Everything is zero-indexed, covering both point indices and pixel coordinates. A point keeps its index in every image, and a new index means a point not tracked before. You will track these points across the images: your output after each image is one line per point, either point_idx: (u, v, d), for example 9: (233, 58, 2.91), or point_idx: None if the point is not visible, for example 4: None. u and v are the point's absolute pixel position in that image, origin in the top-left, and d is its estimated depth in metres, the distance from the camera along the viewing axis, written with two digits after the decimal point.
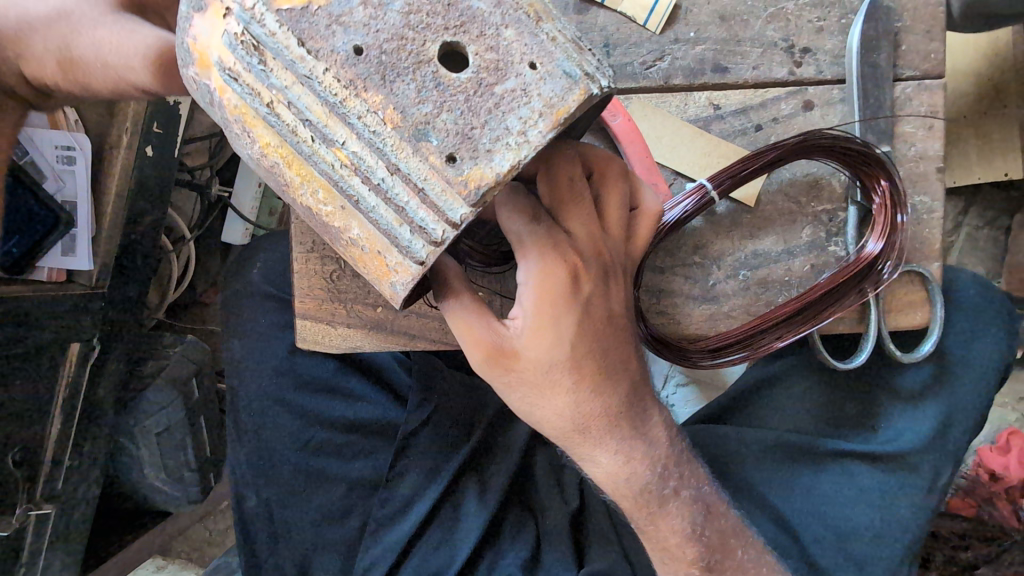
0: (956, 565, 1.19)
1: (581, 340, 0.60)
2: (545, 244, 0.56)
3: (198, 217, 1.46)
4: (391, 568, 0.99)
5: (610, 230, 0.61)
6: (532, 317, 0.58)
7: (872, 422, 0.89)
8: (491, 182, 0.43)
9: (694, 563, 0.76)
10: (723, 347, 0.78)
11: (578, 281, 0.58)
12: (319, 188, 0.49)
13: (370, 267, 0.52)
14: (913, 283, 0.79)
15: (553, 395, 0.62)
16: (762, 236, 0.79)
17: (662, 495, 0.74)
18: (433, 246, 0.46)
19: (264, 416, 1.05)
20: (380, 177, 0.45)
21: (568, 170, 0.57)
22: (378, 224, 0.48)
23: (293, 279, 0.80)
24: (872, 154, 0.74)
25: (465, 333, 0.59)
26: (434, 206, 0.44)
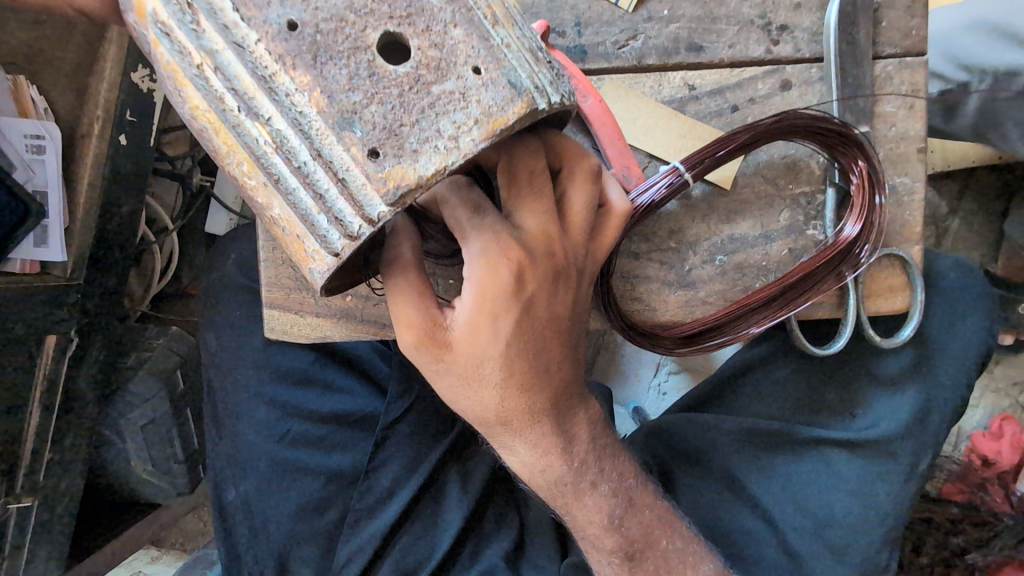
0: (947, 550, 1.16)
1: (518, 338, 0.58)
2: (492, 235, 0.54)
3: (180, 207, 1.43)
4: (371, 559, 0.98)
5: (568, 229, 0.59)
6: (473, 307, 0.56)
7: (851, 409, 0.88)
8: (412, 183, 0.41)
9: (609, 554, 0.76)
10: (698, 334, 0.77)
11: (525, 280, 0.56)
12: (243, 160, 0.46)
13: (290, 250, 0.48)
14: (894, 267, 0.77)
15: (481, 389, 0.61)
16: (738, 220, 0.78)
17: (578, 488, 0.74)
18: (349, 240, 0.44)
19: (243, 408, 1.04)
20: (302, 160, 0.43)
21: (529, 164, 0.55)
22: (296, 207, 0.45)
23: (261, 269, 0.78)
24: (849, 134, 0.72)
25: (399, 319, 0.57)
26: (353, 197, 0.42)
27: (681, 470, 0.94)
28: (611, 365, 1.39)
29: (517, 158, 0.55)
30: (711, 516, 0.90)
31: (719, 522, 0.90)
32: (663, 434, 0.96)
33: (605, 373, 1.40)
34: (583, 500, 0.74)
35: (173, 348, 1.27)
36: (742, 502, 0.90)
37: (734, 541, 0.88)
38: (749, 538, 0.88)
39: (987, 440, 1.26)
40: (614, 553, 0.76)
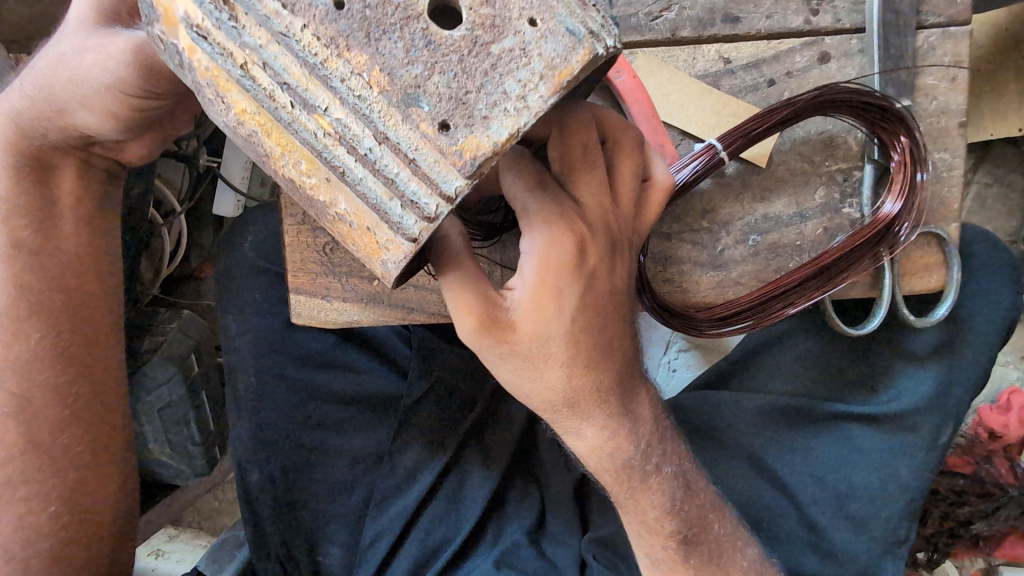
0: (953, 520, 1.15)
1: (581, 313, 0.58)
2: (551, 212, 0.54)
3: (187, 189, 1.42)
4: (396, 539, 0.99)
5: (619, 202, 0.59)
6: (531, 287, 0.56)
7: (872, 383, 0.87)
8: (487, 152, 0.39)
9: (668, 537, 0.74)
10: (738, 313, 0.76)
11: (584, 252, 0.56)
12: (302, 158, 0.44)
13: (360, 245, 0.47)
14: (930, 246, 0.76)
15: (547, 369, 0.60)
16: (774, 198, 0.76)
17: (645, 470, 0.71)
18: (426, 223, 0.42)
19: (263, 392, 1.02)
20: (367, 148, 0.41)
21: (582, 138, 0.55)
22: (366, 197, 0.43)
23: (284, 253, 0.77)
24: (891, 108, 0.70)
25: (458, 306, 0.56)
26: (427, 177, 0.40)
27: (699, 446, 0.92)
28: None
29: (569, 134, 0.55)
30: (736, 492, 0.89)
31: (745, 500, 0.89)
32: (678, 412, 0.95)
33: None
34: (613, 484, 0.73)
35: (188, 333, 1.27)
36: (764, 479, 0.89)
37: (762, 518, 0.88)
38: (771, 512, 0.88)
39: (994, 414, 1.23)
40: (649, 533, 0.75)
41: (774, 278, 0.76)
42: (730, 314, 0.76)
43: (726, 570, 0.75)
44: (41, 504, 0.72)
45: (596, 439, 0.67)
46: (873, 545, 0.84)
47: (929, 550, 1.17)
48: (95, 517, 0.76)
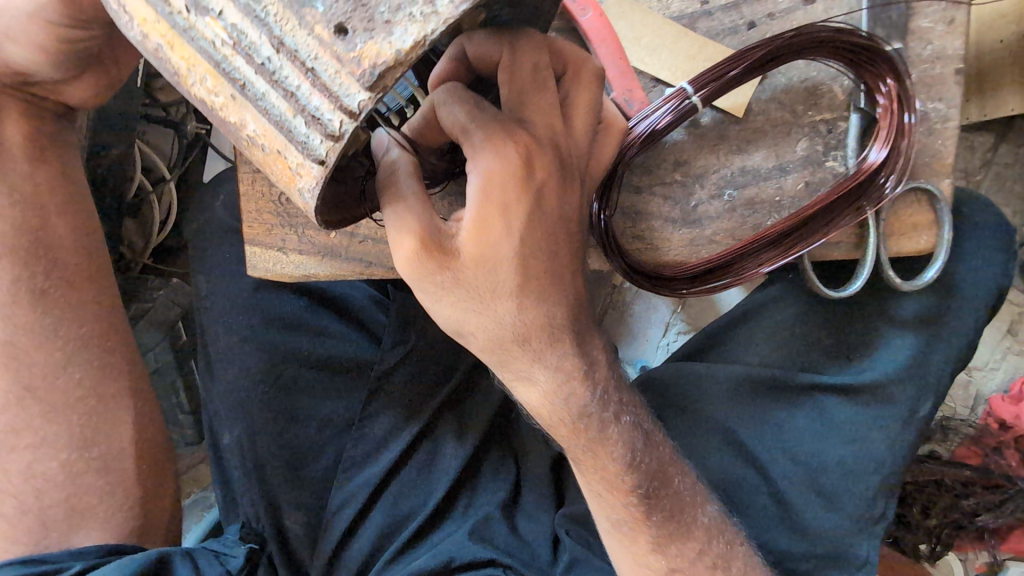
0: (957, 511, 1.11)
1: (529, 238, 0.54)
2: (494, 133, 0.51)
3: (177, 154, 1.37)
4: (363, 506, 0.97)
5: (573, 128, 0.56)
6: (474, 211, 0.53)
7: (847, 353, 0.83)
8: (389, 60, 0.35)
9: (630, 491, 0.70)
10: (710, 271, 0.72)
11: (532, 172, 0.53)
12: (206, 73, 0.41)
13: (275, 172, 0.43)
14: (921, 204, 0.71)
15: (493, 300, 0.56)
16: (751, 150, 0.71)
17: (605, 428, 0.68)
18: (331, 143, 0.38)
19: (233, 353, 1.00)
20: (265, 57, 0.38)
21: (532, 58, 0.53)
22: (270, 114, 0.40)
23: (240, 203, 0.75)
24: (877, 49, 0.66)
25: (398, 231, 0.54)
26: (327, 89, 0.37)
27: (672, 418, 0.89)
28: (618, 322, 1.35)
29: (519, 54, 0.53)
30: (706, 465, 0.86)
31: (714, 471, 0.86)
32: (652, 384, 0.92)
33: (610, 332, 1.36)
34: (575, 446, 0.70)
35: (176, 300, 1.26)
36: (733, 452, 0.85)
37: (730, 491, 0.85)
38: (741, 484, 0.84)
39: (1005, 403, 1.12)
40: (612, 502, 0.71)
41: (748, 236, 0.71)
42: (701, 272, 0.72)
43: (686, 527, 0.72)
44: (46, 451, 0.74)
45: (548, 384, 0.64)
46: (845, 522, 0.80)
47: (931, 542, 1.14)
48: (115, 462, 0.77)
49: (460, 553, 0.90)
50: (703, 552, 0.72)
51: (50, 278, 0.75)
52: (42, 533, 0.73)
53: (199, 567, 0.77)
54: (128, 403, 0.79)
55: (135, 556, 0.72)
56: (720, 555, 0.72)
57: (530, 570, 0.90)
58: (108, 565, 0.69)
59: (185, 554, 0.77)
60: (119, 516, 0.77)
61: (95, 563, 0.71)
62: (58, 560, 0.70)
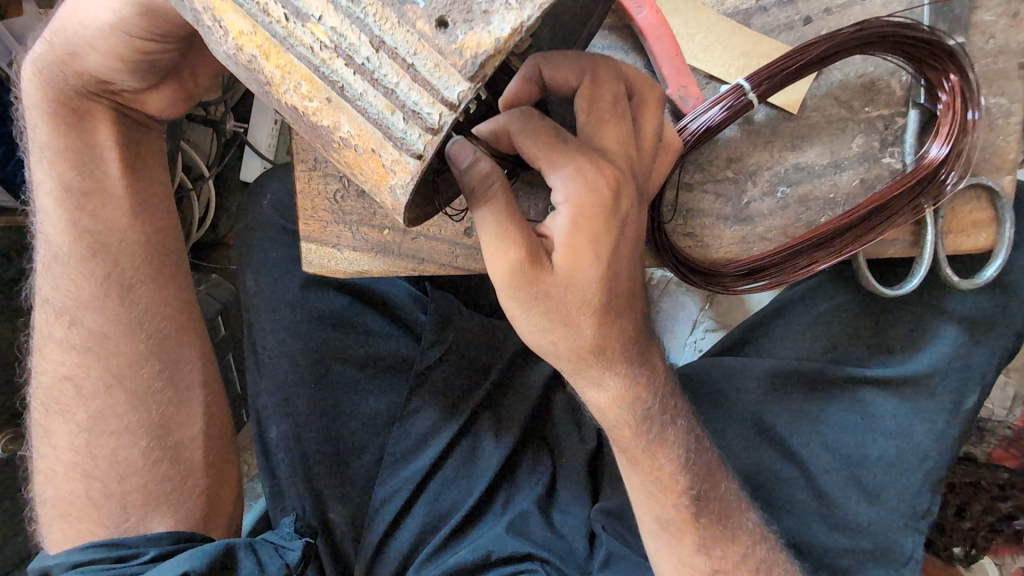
0: (994, 515, 1.08)
1: (614, 261, 0.57)
2: (582, 161, 0.54)
3: (215, 152, 1.39)
4: (405, 502, 0.98)
5: (643, 152, 0.59)
6: (566, 235, 0.55)
7: (887, 345, 0.82)
8: (489, 49, 0.37)
9: (682, 492, 0.70)
10: (758, 269, 0.71)
11: (618, 204, 0.55)
12: (301, 79, 0.43)
13: (367, 171, 0.44)
14: (979, 201, 0.69)
15: (575, 319, 0.58)
16: (806, 146, 0.71)
17: (661, 424, 0.69)
18: (430, 136, 0.40)
19: (279, 347, 1.02)
20: (364, 57, 0.40)
21: (611, 88, 0.56)
22: (366, 114, 0.42)
23: (295, 200, 0.77)
24: (939, 43, 0.65)
25: (496, 252, 0.55)
26: (427, 84, 0.39)
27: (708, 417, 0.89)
28: None
29: (598, 84, 0.56)
30: (745, 462, 0.86)
31: (755, 469, 0.85)
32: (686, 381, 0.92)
33: None
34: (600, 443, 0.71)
35: (215, 295, 1.29)
36: (775, 449, 0.85)
37: (770, 489, 0.84)
38: (780, 482, 0.84)
39: None
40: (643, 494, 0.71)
41: (800, 234, 0.71)
42: (748, 270, 0.72)
43: (733, 531, 0.72)
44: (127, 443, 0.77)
45: (617, 390, 0.65)
46: (890, 519, 0.79)
47: (966, 545, 1.11)
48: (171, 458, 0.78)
49: (499, 547, 0.92)
50: (748, 552, 0.72)
51: (135, 276, 0.78)
52: (121, 517, 0.75)
53: (261, 561, 0.76)
54: (194, 402, 0.82)
55: (204, 546, 0.72)
56: (762, 560, 0.71)
57: (567, 566, 0.91)
58: (181, 554, 0.70)
59: (247, 545, 0.77)
60: (188, 506, 0.79)
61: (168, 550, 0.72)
62: (135, 545, 0.72)
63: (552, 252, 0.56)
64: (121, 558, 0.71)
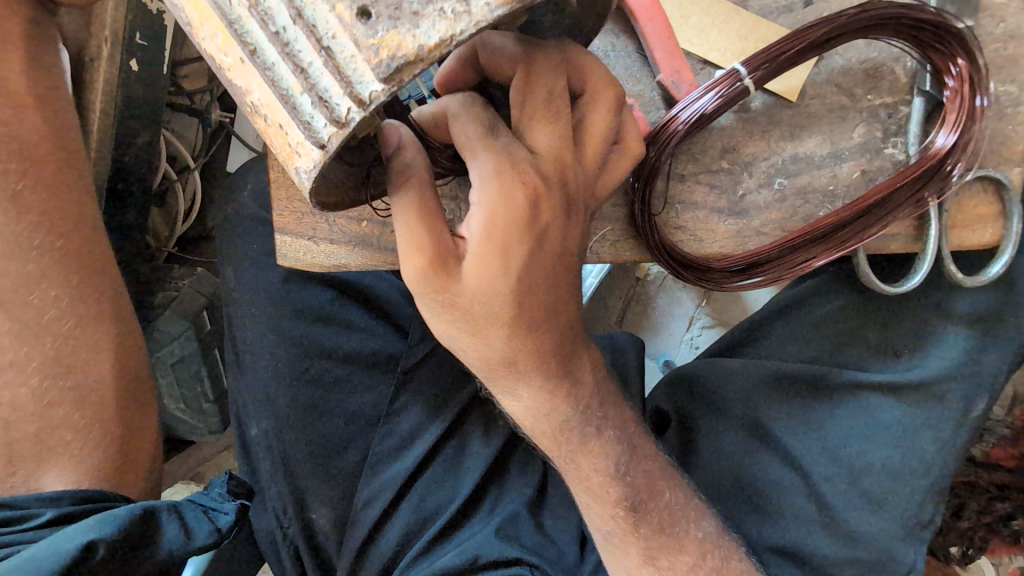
0: (991, 515, 1.06)
1: (526, 276, 0.53)
2: (502, 160, 0.50)
3: (202, 144, 1.34)
4: (389, 503, 0.95)
5: (584, 156, 0.54)
6: (476, 244, 0.51)
7: (895, 349, 0.79)
8: (409, 54, 0.37)
9: (616, 504, 0.69)
10: (749, 267, 0.68)
11: (537, 214, 0.51)
12: (218, 31, 0.43)
13: (277, 146, 0.44)
14: (986, 193, 0.66)
15: (486, 328, 0.55)
16: (805, 136, 0.68)
17: (583, 434, 0.68)
18: (335, 128, 0.40)
19: (260, 342, 0.99)
20: (281, 25, 0.40)
21: (546, 85, 0.51)
22: (277, 85, 0.41)
23: (270, 190, 0.73)
24: (947, 26, 0.62)
25: (407, 246, 0.52)
26: (340, 72, 0.38)
27: (704, 420, 0.86)
28: (642, 317, 1.33)
29: (535, 78, 0.51)
30: (736, 464, 0.83)
31: (752, 476, 0.82)
32: (685, 380, 0.90)
33: (635, 327, 1.33)
34: (565, 441, 0.69)
35: (201, 289, 1.24)
36: (770, 451, 0.82)
37: (764, 493, 0.81)
38: (775, 487, 0.81)
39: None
40: (606, 491, 0.69)
41: (798, 227, 0.68)
42: (738, 267, 0.69)
43: (680, 540, 0.70)
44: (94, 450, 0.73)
45: (530, 401, 0.64)
46: (894, 528, 0.76)
47: (964, 545, 1.10)
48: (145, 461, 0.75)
49: (487, 551, 0.88)
50: (699, 561, 0.70)
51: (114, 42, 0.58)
52: None
53: (188, 526, 0.72)
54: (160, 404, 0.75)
55: (118, 510, 0.67)
56: (715, 569, 0.69)
57: (557, 571, 0.88)
58: (90, 518, 0.66)
59: (172, 507, 0.72)
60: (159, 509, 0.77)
61: (68, 511, 0.68)
62: (27, 506, 0.67)
63: (461, 256, 0.53)
64: (8, 521, 0.65)
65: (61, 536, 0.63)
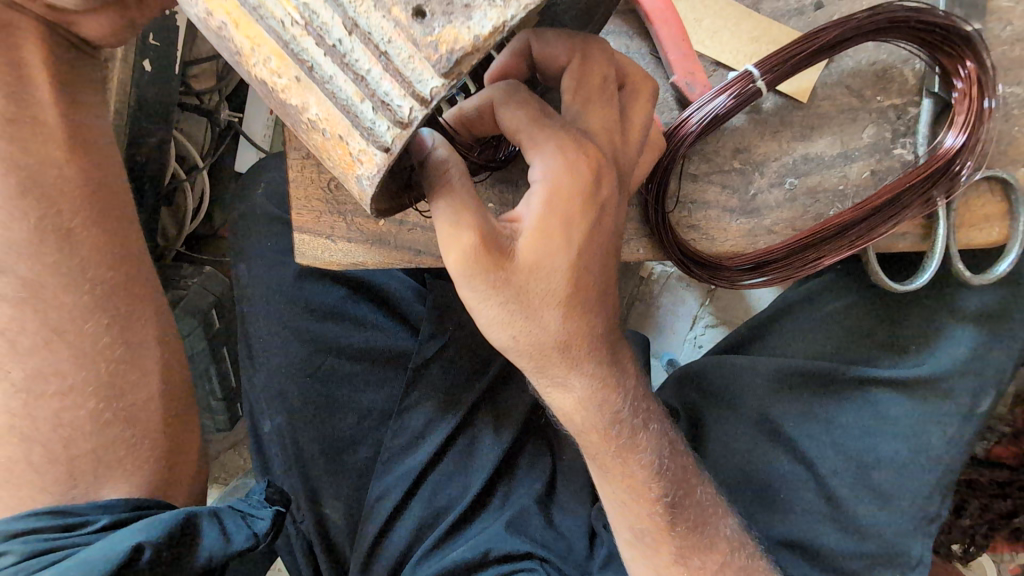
0: (993, 513, 1.07)
1: (584, 251, 0.55)
2: (563, 139, 0.52)
3: (210, 145, 1.35)
4: (401, 499, 0.96)
5: (630, 141, 0.57)
6: (536, 219, 0.53)
7: (903, 346, 0.80)
8: (466, 45, 0.38)
9: (657, 501, 0.70)
10: (761, 263, 0.70)
11: (597, 189, 0.53)
12: (271, 54, 0.44)
13: (336, 158, 0.46)
14: (992, 193, 0.68)
15: (541, 308, 0.56)
16: (816, 137, 0.69)
17: (629, 428, 0.68)
18: (399, 129, 0.41)
19: (273, 341, 1.00)
20: (336, 38, 0.41)
21: (601, 70, 0.54)
22: (336, 97, 0.42)
23: (289, 190, 0.74)
24: (956, 29, 0.63)
25: (449, 231, 0.52)
26: (399, 73, 0.39)
27: (712, 417, 0.87)
28: (648, 316, 1.34)
29: (588, 65, 0.54)
30: (742, 457, 0.84)
31: (760, 470, 0.83)
32: (693, 377, 0.92)
33: (640, 325, 1.34)
34: (612, 438, 0.68)
35: (210, 289, 1.24)
36: (781, 448, 0.83)
37: (773, 488, 0.82)
38: (786, 483, 0.82)
39: None
40: (648, 488, 0.70)
41: (810, 226, 0.69)
42: (750, 264, 0.70)
43: (710, 538, 0.72)
44: None
45: (559, 400, 0.65)
46: (900, 522, 0.77)
47: (964, 542, 1.11)
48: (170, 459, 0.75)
49: (498, 545, 0.90)
50: (728, 559, 0.72)
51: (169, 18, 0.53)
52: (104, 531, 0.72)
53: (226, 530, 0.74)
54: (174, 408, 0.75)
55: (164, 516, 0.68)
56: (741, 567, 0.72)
57: (567, 565, 0.90)
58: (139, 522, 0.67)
59: (211, 513, 0.74)
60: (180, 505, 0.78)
61: (122, 519, 0.69)
62: (85, 512, 0.67)
63: (517, 236, 0.54)
64: (67, 528, 0.66)
65: (112, 539, 0.64)
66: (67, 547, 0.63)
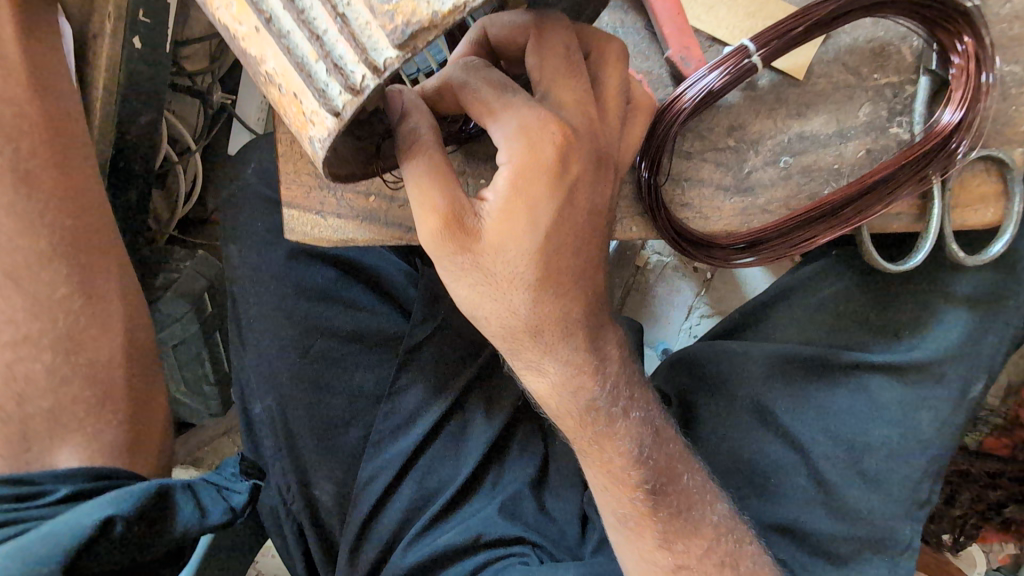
0: (983, 503, 1.07)
1: (555, 231, 0.54)
2: (523, 114, 0.51)
3: (203, 126, 1.33)
4: (392, 481, 0.95)
5: (606, 114, 0.56)
6: (503, 200, 0.53)
7: (896, 330, 0.80)
8: (424, 19, 0.38)
9: (636, 487, 0.69)
10: (752, 245, 0.69)
11: (565, 166, 0.53)
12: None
13: (290, 115, 0.44)
14: (989, 173, 0.67)
15: (509, 292, 0.56)
16: (812, 114, 0.68)
17: (611, 413, 0.67)
18: (351, 95, 0.40)
19: (263, 321, 0.99)
20: None
21: (563, 41, 0.53)
22: (292, 53, 0.42)
23: (278, 165, 0.73)
24: (953, 5, 0.63)
25: (421, 209, 0.53)
26: (355, 39, 0.40)
27: (705, 402, 0.86)
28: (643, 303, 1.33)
29: (548, 38, 0.53)
30: (736, 443, 0.84)
31: (752, 454, 0.83)
32: (686, 363, 0.90)
33: (635, 313, 1.34)
34: (591, 421, 0.68)
35: (201, 271, 1.22)
36: (773, 433, 0.83)
37: (765, 472, 0.82)
38: (777, 468, 0.81)
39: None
40: (626, 474, 0.69)
41: (803, 206, 0.68)
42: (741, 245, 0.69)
43: (695, 524, 0.70)
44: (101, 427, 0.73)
45: (554, 377, 0.64)
46: (891, 506, 0.77)
47: (953, 532, 1.10)
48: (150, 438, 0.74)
49: (489, 529, 0.90)
50: (712, 545, 0.70)
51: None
52: None
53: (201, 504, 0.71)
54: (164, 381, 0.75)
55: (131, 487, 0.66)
56: (729, 552, 0.70)
57: (558, 548, 0.90)
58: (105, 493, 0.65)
59: (185, 486, 0.71)
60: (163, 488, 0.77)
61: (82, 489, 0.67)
62: (42, 482, 0.66)
63: (482, 215, 0.54)
64: (23, 497, 0.64)
65: (74, 512, 0.62)
66: (23, 521, 0.62)
